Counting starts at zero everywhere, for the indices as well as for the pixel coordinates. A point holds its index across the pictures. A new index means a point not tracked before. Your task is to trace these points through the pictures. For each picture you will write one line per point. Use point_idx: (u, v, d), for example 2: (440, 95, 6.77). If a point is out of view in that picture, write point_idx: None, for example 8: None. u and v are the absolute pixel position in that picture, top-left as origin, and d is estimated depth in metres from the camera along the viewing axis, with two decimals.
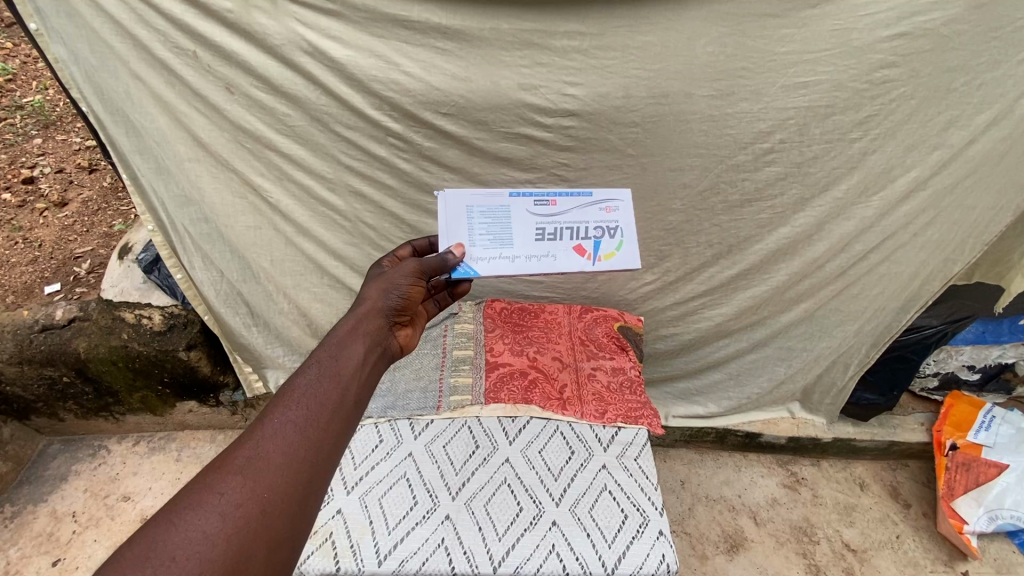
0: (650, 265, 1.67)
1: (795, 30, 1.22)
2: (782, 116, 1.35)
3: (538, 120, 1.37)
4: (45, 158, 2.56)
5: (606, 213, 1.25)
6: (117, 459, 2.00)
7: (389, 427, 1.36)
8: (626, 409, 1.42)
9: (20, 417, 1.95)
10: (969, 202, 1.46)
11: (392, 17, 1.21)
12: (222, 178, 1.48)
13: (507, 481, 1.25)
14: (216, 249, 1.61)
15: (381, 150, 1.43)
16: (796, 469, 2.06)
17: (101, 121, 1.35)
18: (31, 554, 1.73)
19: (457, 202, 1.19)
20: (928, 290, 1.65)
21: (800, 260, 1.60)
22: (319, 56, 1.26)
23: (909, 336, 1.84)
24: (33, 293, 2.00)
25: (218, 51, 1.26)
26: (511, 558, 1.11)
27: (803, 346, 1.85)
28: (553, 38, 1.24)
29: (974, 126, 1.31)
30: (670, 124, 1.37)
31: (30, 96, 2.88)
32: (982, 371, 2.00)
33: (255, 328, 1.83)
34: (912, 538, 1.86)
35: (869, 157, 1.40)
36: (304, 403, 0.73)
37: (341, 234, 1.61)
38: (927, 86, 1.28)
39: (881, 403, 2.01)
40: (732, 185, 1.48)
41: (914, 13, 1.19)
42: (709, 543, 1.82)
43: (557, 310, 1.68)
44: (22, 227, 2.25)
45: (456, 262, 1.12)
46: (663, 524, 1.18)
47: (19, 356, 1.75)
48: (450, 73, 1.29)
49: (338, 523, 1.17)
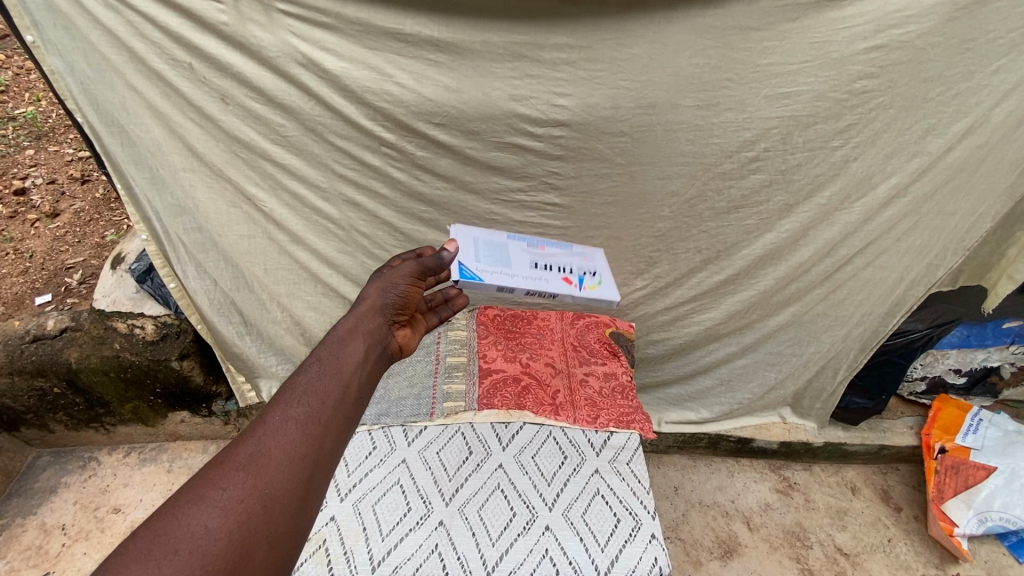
0: (640, 270, 1.70)
1: (776, 43, 1.25)
2: (765, 126, 1.38)
3: (528, 130, 1.39)
4: (37, 169, 2.56)
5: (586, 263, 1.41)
6: (108, 471, 1.98)
7: (382, 433, 1.37)
8: (618, 414, 1.43)
9: (9, 428, 1.92)
10: (950, 208, 1.49)
11: (386, 30, 1.23)
12: (216, 188, 1.50)
13: (501, 487, 1.26)
14: (209, 257, 1.63)
15: (374, 159, 1.45)
16: (787, 473, 2.08)
17: (96, 132, 1.36)
18: (20, 568, 1.71)
19: (466, 237, 1.39)
20: (912, 295, 1.69)
21: (787, 264, 1.63)
22: (313, 67, 1.28)
23: (896, 341, 1.88)
24: (23, 304, 2.00)
25: (213, 63, 1.28)
26: (505, 563, 1.12)
27: (792, 351, 1.87)
28: (542, 50, 1.27)
29: (952, 133, 1.35)
30: (658, 133, 1.40)
31: (23, 108, 2.89)
32: (968, 375, 2.05)
33: (248, 336, 1.84)
34: (905, 541, 1.87)
35: (852, 164, 1.43)
36: (305, 400, 0.74)
37: (334, 242, 1.63)
38: (905, 96, 1.31)
39: (871, 407, 2.03)
40: (719, 193, 1.51)
41: (891, 26, 1.22)
42: (703, 549, 1.83)
43: (550, 317, 1.70)
44: (12, 237, 2.24)
45: (450, 258, 1.14)
46: (655, 528, 1.19)
47: (9, 367, 1.73)
48: (442, 84, 1.32)
49: (331, 531, 1.17)
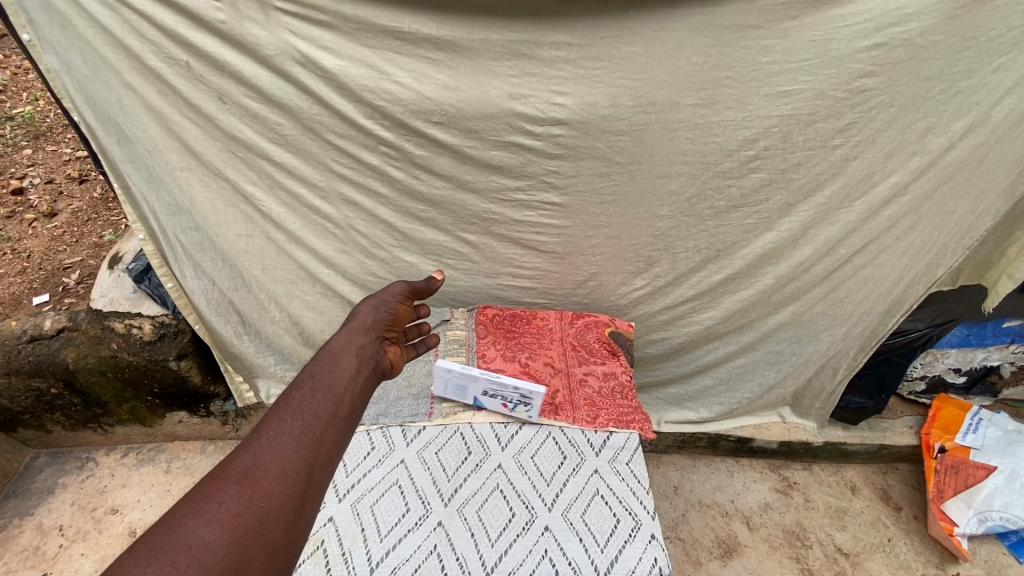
0: (639, 270, 1.70)
1: (776, 41, 1.25)
2: (765, 124, 1.38)
3: (527, 129, 1.39)
4: (35, 168, 2.55)
5: (518, 389, 1.34)
6: (105, 471, 1.98)
7: (380, 434, 1.37)
8: (617, 414, 1.43)
9: (7, 429, 1.92)
10: (949, 207, 1.49)
11: (384, 28, 1.23)
12: (214, 187, 1.49)
13: (499, 487, 1.25)
14: (207, 257, 1.62)
15: (372, 159, 1.45)
16: (787, 473, 2.07)
17: (92, 131, 1.36)
18: (18, 569, 1.71)
19: None
20: (912, 294, 1.68)
21: (787, 263, 1.62)
22: (311, 66, 1.27)
23: (896, 340, 1.88)
24: (21, 304, 1.99)
25: (211, 62, 1.27)
26: (504, 564, 1.12)
27: (792, 351, 1.87)
28: (542, 48, 1.26)
29: (952, 132, 1.34)
30: (658, 132, 1.40)
31: (20, 107, 2.88)
32: (968, 374, 2.04)
33: (246, 337, 1.83)
34: (904, 541, 1.87)
35: (852, 163, 1.42)
36: (299, 414, 0.75)
37: (332, 242, 1.62)
38: (905, 95, 1.31)
39: (871, 406, 2.03)
40: (719, 192, 1.51)
41: (891, 24, 1.21)
42: (703, 549, 1.83)
43: (549, 316, 1.69)
44: (10, 237, 2.23)
45: (436, 285, 1.26)
46: (655, 528, 1.18)
47: (6, 367, 1.73)
48: (441, 83, 1.31)
49: (329, 531, 1.16)
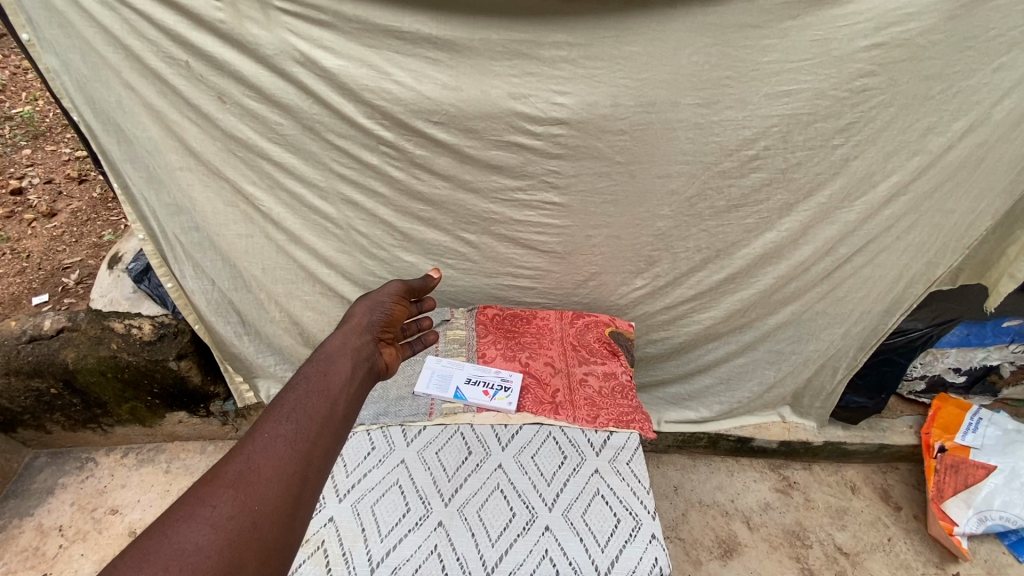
0: (639, 270, 1.70)
1: (776, 40, 1.25)
2: (765, 124, 1.38)
3: (527, 128, 1.38)
4: (34, 169, 2.55)
5: (499, 372, 1.48)
6: (105, 471, 1.97)
7: (381, 434, 1.37)
8: (617, 413, 1.42)
9: (7, 429, 1.92)
10: (950, 206, 1.49)
11: (384, 28, 1.23)
12: (213, 187, 1.49)
13: (500, 487, 1.25)
14: (207, 257, 1.62)
15: (372, 158, 1.45)
16: (787, 473, 2.07)
17: (92, 131, 1.36)
18: (17, 570, 1.71)
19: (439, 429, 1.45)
20: (912, 293, 1.69)
21: (787, 263, 1.62)
22: (311, 65, 1.27)
23: (896, 339, 1.88)
24: (20, 304, 1.99)
25: (210, 61, 1.27)
26: (504, 564, 1.12)
27: (792, 350, 1.87)
28: (542, 48, 1.26)
29: (952, 132, 1.35)
30: (658, 132, 1.40)
31: (19, 107, 2.87)
32: (968, 373, 2.04)
33: (246, 337, 1.83)
34: (904, 541, 1.87)
35: (852, 162, 1.42)
36: (293, 416, 0.75)
37: (332, 242, 1.62)
38: (905, 94, 1.31)
39: (870, 406, 2.03)
40: (719, 192, 1.51)
41: (891, 24, 1.21)
42: (703, 549, 1.83)
43: (549, 316, 1.69)
44: (10, 237, 2.23)
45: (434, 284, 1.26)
46: (655, 528, 1.18)
47: (6, 367, 1.73)
48: (441, 82, 1.31)
49: (329, 532, 1.16)
